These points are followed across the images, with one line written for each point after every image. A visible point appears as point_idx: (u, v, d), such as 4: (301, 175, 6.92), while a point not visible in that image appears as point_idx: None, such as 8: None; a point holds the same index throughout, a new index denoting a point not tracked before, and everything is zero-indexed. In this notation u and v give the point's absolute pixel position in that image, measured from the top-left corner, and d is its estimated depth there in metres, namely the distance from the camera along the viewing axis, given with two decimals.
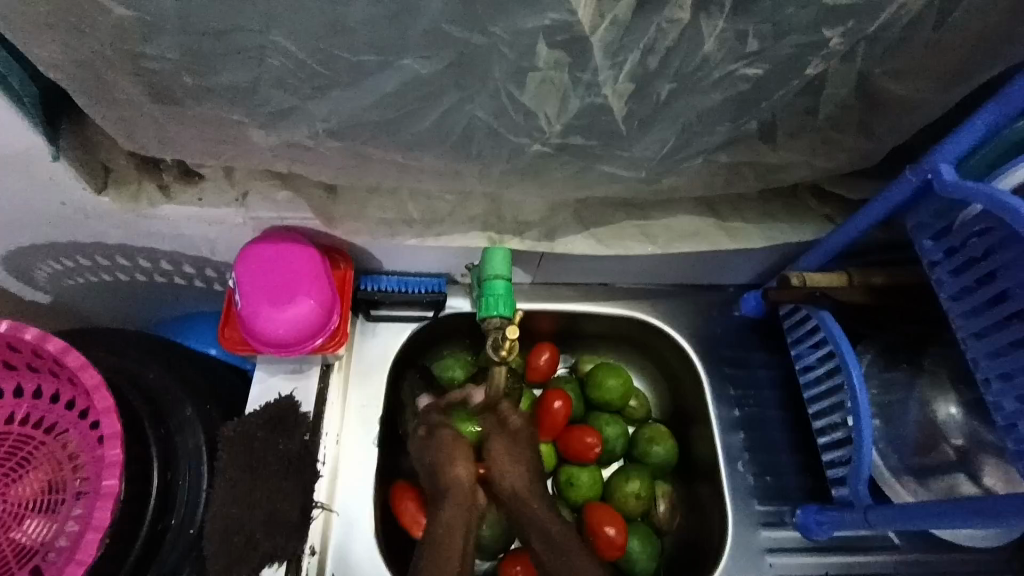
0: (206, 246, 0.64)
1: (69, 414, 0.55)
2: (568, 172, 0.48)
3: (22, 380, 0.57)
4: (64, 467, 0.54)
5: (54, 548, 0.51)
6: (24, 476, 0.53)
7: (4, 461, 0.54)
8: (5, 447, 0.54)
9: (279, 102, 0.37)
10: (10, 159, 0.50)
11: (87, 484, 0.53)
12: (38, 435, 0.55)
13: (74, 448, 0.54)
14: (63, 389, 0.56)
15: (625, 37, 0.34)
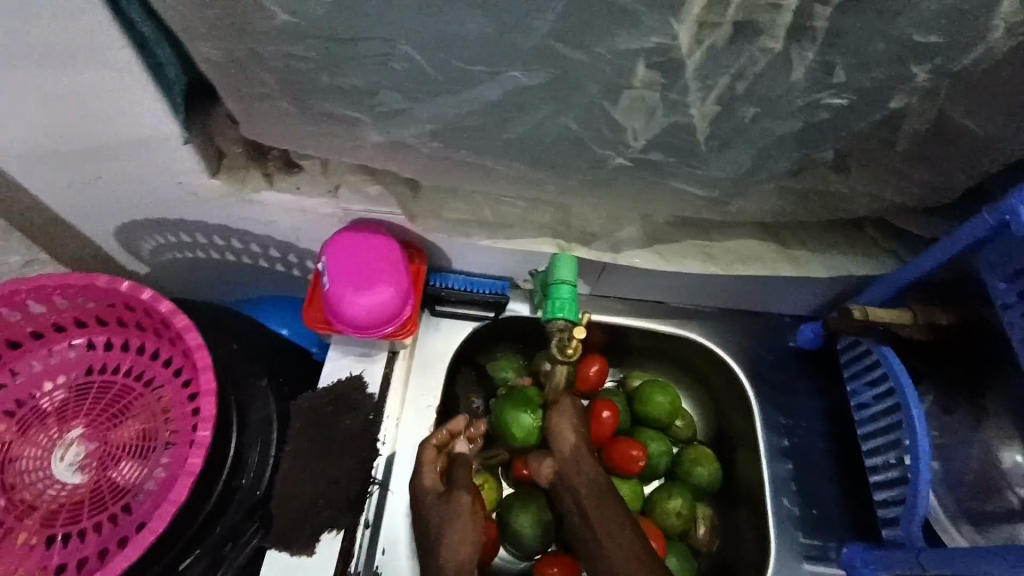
0: (294, 233, 0.70)
1: (165, 371, 0.62)
2: (644, 186, 0.50)
3: (128, 337, 0.63)
4: (157, 418, 0.60)
5: (147, 490, 0.57)
6: (125, 422, 0.60)
7: (111, 406, 0.61)
8: (112, 394, 0.61)
9: (394, 103, 0.42)
10: (145, 142, 0.57)
11: (175, 436, 0.58)
12: (140, 387, 0.61)
13: (167, 402, 0.60)
14: (162, 348, 0.62)
15: (718, 63, 0.37)
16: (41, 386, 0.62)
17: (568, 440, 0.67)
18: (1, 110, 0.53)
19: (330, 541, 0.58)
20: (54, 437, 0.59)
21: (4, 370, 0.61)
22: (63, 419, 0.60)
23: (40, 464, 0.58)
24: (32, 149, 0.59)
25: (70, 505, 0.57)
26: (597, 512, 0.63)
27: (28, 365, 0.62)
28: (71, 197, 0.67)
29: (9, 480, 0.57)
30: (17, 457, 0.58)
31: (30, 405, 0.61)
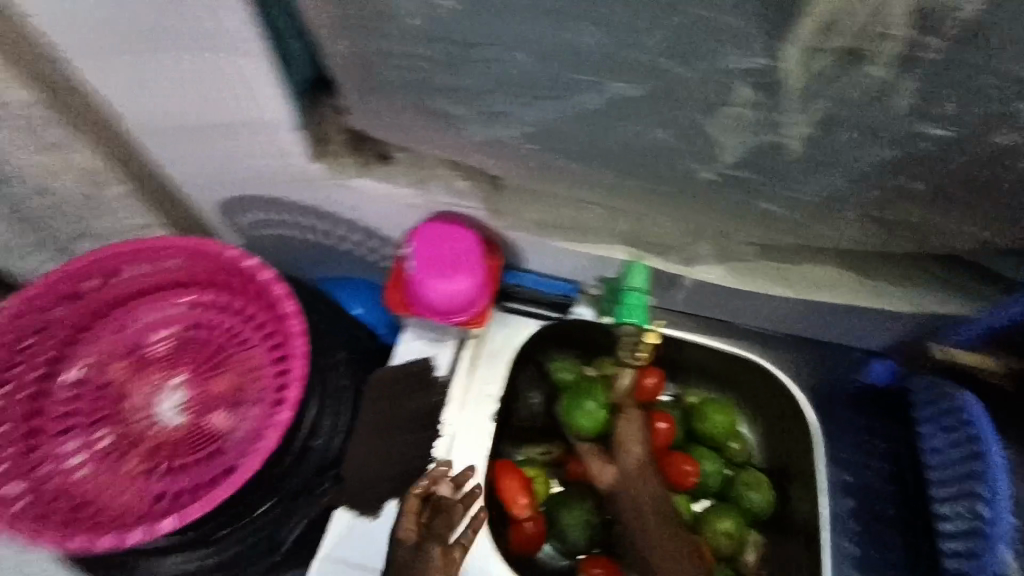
0: (379, 221, 0.75)
1: (258, 334, 0.68)
2: (727, 202, 0.51)
3: (227, 299, 0.70)
4: (248, 375, 0.66)
5: (235, 439, 0.63)
6: (221, 375, 0.66)
7: (210, 359, 0.67)
8: (212, 348, 0.68)
9: (500, 105, 0.45)
10: (265, 126, 0.64)
11: (263, 393, 0.64)
12: (236, 346, 0.68)
13: (258, 361, 0.66)
14: (256, 312, 0.68)
15: (820, 86, 0.38)
16: (151, 334, 0.69)
17: (636, 452, 0.66)
18: (153, 87, 0.61)
19: (393, 509, 0.62)
20: (160, 380, 0.67)
21: (124, 316, 0.69)
22: (168, 366, 0.67)
23: (147, 403, 0.65)
24: (170, 124, 0.66)
25: (171, 443, 0.64)
26: (659, 530, 0.63)
27: (142, 314, 0.69)
28: (192, 169, 0.74)
29: (121, 413, 0.65)
30: (128, 395, 0.66)
31: (141, 350, 0.68)
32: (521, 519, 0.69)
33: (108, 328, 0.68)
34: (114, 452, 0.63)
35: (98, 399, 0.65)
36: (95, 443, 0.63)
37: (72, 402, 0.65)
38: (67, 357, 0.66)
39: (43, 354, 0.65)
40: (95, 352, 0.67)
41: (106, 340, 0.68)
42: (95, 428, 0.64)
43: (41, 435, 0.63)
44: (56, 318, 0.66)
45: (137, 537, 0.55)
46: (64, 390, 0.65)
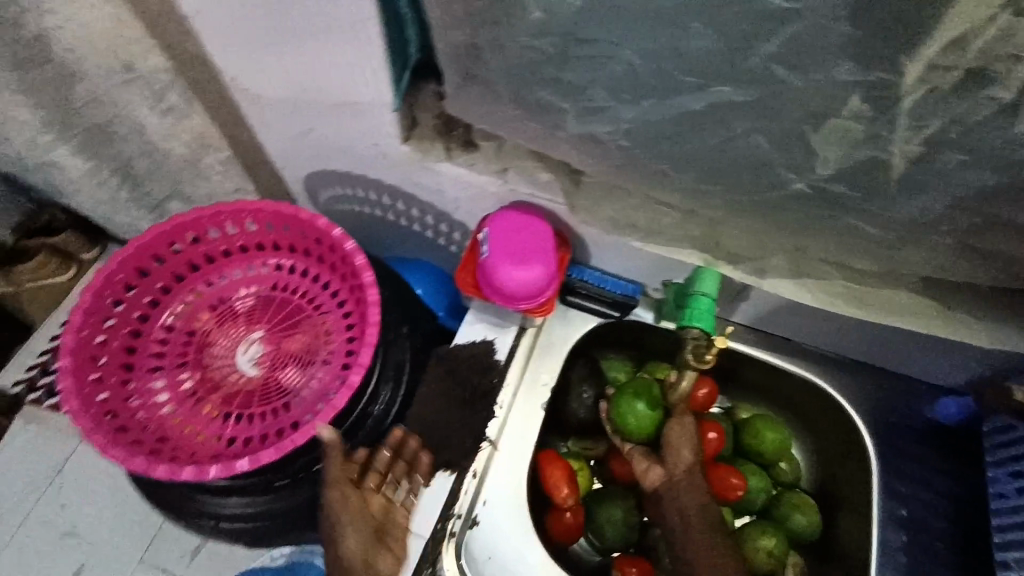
0: (453, 204, 0.77)
1: (332, 301, 0.72)
2: (814, 215, 0.52)
3: (306, 265, 0.74)
4: (321, 338, 0.70)
5: (305, 396, 0.67)
6: (295, 335, 0.71)
7: (286, 319, 0.72)
8: (289, 309, 0.72)
9: (601, 100, 0.47)
10: (363, 105, 0.67)
11: (332, 356, 0.68)
12: (314, 311, 0.72)
13: (330, 326, 0.70)
14: (332, 280, 0.72)
15: (936, 106, 0.38)
16: (239, 291, 0.74)
17: (685, 457, 0.63)
18: (267, 60, 0.65)
19: (443, 480, 0.65)
20: (243, 334, 0.72)
21: (214, 272, 0.74)
22: (251, 322, 0.72)
23: (230, 353, 0.71)
24: (276, 96, 0.71)
25: (245, 392, 0.68)
26: (702, 538, 0.60)
27: (232, 271, 0.74)
28: (287, 140, 0.79)
29: (206, 360, 0.70)
30: (214, 343, 0.71)
31: (228, 304, 0.73)
32: (562, 509, 0.69)
33: (201, 280, 0.74)
34: (197, 393, 0.69)
35: (189, 344, 0.71)
36: (182, 384, 0.69)
37: (165, 344, 0.71)
38: (163, 302, 0.72)
39: (143, 297, 0.71)
40: (189, 301, 0.73)
41: (199, 291, 0.73)
42: (183, 370, 0.70)
43: (134, 370, 0.69)
44: (158, 266, 0.71)
45: (212, 473, 0.59)
46: (158, 332, 0.71)
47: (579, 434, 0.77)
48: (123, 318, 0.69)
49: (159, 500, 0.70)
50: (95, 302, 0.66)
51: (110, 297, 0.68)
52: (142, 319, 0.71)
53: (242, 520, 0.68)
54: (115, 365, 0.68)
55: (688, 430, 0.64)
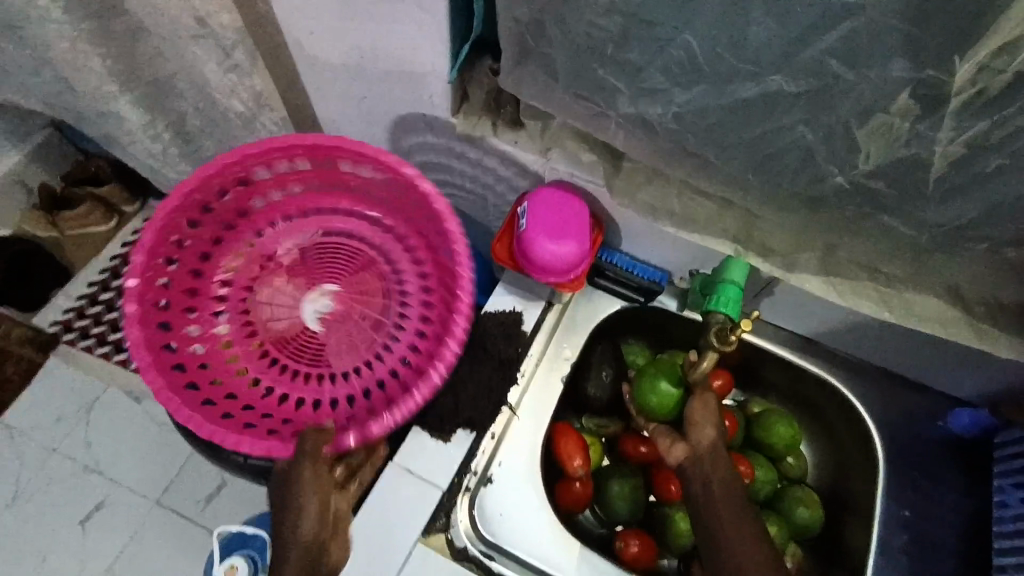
0: (493, 180, 0.80)
1: (417, 280, 0.75)
2: (849, 212, 0.54)
3: (393, 230, 0.75)
4: (396, 312, 0.74)
5: (370, 367, 0.73)
6: (374, 302, 0.75)
7: (367, 282, 0.76)
8: (371, 274, 0.76)
9: (656, 83, 0.49)
10: (420, 76, 0.70)
11: (408, 340, 0.73)
12: (395, 285, 0.75)
13: (411, 303, 0.74)
14: (422, 255, 0.74)
15: (981, 108, 0.40)
16: (297, 236, 0.75)
17: (708, 432, 0.64)
18: (334, 27, 0.69)
19: (463, 437, 0.68)
20: (308, 284, 0.76)
21: (306, 211, 0.75)
22: (319, 275, 0.76)
23: (294, 302, 0.75)
24: (336, 62, 0.74)
25: (314, 348, 0.74)
26: (726, 511, 0.59)
27: (298, 216, 0.75)
28: (340, 106, 0.83)
29: (265, 300, 0.74)
30: (277, 290, 0.75)
31: (290, 248, 0.75)
32: (572, 479, 0.72)
33: (267, 220, 0.74)
34: (260, 335, 0.74)
35: (252, 283, 0.74)
36: (244, 320, 0.74)
37: (231, 283, 0.74)
38: (226, 239, 0.73)
39: (210, 230, 0.70)
40: (257, 240, 0.75)
41: (264, 232, 0.75)
42: (242, 305, 0.74)
43: (198, 301, 0.72)
44: (222, 202, 0.69)
45: (252, 449, 0.61)
46: (233, 256, 0.74)
47: (595, 412, 0.77)
48: (186, 252, 0.69)
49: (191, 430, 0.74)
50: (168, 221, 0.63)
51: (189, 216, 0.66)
52: (205, 251, 0.72)
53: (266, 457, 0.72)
54: (179, 294, 0.69)
55: (711, 410, 0.65)
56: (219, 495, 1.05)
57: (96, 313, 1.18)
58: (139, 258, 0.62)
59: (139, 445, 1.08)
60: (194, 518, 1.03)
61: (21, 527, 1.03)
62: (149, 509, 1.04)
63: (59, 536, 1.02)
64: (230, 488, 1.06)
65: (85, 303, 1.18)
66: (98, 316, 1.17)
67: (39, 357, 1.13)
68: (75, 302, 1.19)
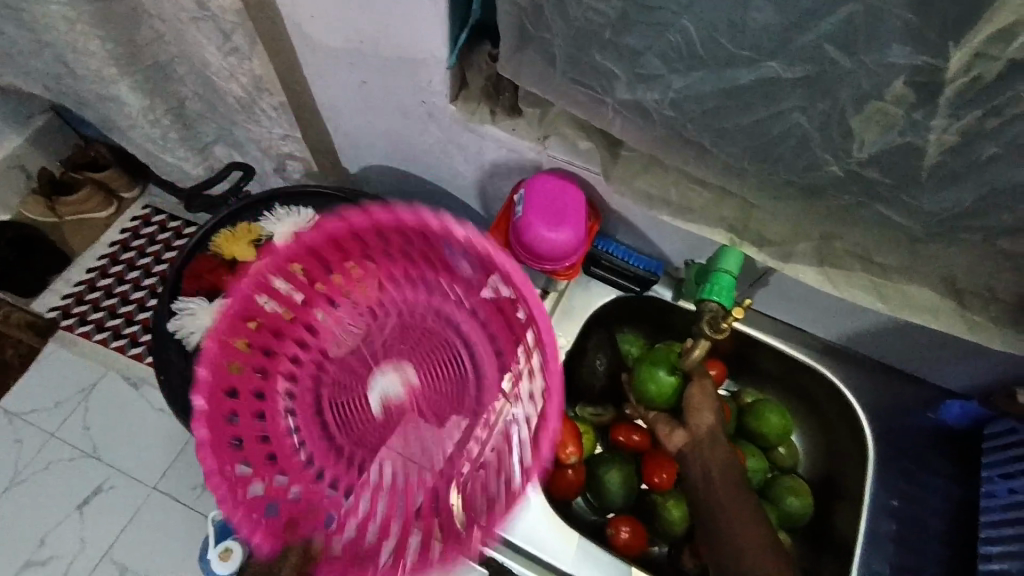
0: (491, 168, 0.80)
1: (487, 348, 0.64)
2: (843, 202, 0.54)
3: (472, 299, 0.64)
4: (462, 381, 0.65)
5: (450, 472, 0.60)
6: (417, 364, 0.66)
7: (421, 339, 0.67)
8: (432, 340, 0.66)
9: (654, 68, 0.49)
10: (419, 61, 0.70)
11: (469, 412, 0.63)
12: (457, 348, 0.65)
13: (473, 368, 0.65)
14: (498, 331, 0.63)
15: (976, 96, 0.40)
16: (347, 325, 0.67)
17: (707, 419, 0.65)
18: (333, 11, 0.68)
19: None
20: (383, 354, 0.66)
21: (394, 288, 0.66)
22: (399, 351, 0.67)
23: (354, 383, 0.66)
24: (335, 46, 0.74)
25: (375, 427, 0.64)
26: (727, 493, 0.61)
27: (353, 332, 0.67)
28: (338, 92, 0.82)
29: (331, 376, 0.66)
30: (334, 359, 0.66)
31: (339, 336, 0.66)
32: (566, 465, 0.73)
33: (339, 292, 0.65)
34: (326, 431, 0.64)
35: (325, 360, 0.66)
36: (309, 407, 0.64)
37: (296, 378, 0.65)
38: (288, 331, 0.64)
39: (278, 320, 0.63)
40: (319, 322, 0.65)
41: (358, 301, 0.66)
42: (307, 385, 0.65)
43: (268, 404, 0.62)
44: (311, 284, 0.64)
45: (260, 547, 0.54)
46: (297, 342, 0.65)
47: (590, 400, 0.78)
48: (272, 363, 0.63)
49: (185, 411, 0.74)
50: (222, 349, 0.57)
51: (268, 302, 0.61)
52: (280, 365, 0.64)
53: None
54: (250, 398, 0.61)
55: (711, 396, 0.66)
56: None
57: (94, 299, 1.18)
58: (204, 373, 0.56)
59: (138, 430, 1.09)
60: (191, 504, 1.04)
61: (19, 508, 1.03)
62: (147, 494, 1.04)
63: (57, 518, 1.03)
64: None
65: (83, 289, 1.19)
66: (95, 302, 1.18)
67: (39, 342, 1.14)
68: (73, 288, 1.19)
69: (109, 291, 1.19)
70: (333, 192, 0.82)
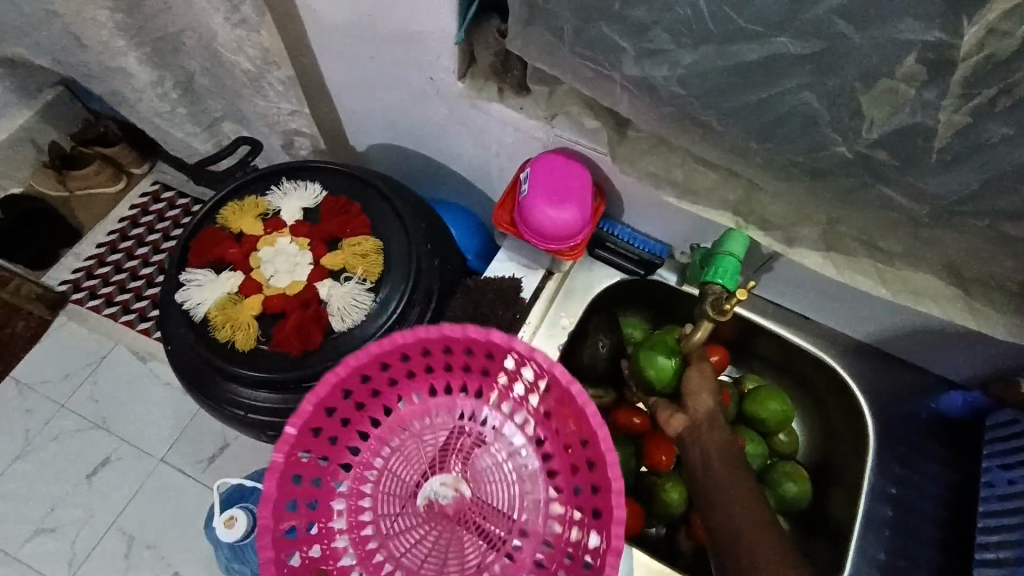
0: (498, 147, 0.80)
1: (534, 460, 0.64)
2: (849, 184, 0.54)
3: (534, 413, 0.64)
4: (502, 486, 0.64)
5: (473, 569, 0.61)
6: (469, 459, 0.66)
7: (475, 433, 0.66)
8: (482, 437, 0.66)
9: (661, 43, 0.49)
10: (427, 37, 0.70)
11: (503, 522, 0.63)
12: (506, 452, 0.65)
13: (518, 476, 0.64)
14: (551, 445, 0.63)
15: (988, 74, 0.41)
16: (436, 415, 0.66)
17: (705, 400, 0.65)
18: None
19: None
20: (441, 446, 0.65)
21: (486, 390, 0.65)
22: (460, 453, 0.66)
23: (406, 473, 0.65)
24: (343, 20, 0.74)
25: (407, 518, 0.63)
26: (726, 474, 0.59)
27: (440, 418, 0.66)
28: (347, 68, 0.82)
29: (387, 461, 0.65)
30: (403, 445, 0.65)
31: (425, 423, 0.66)
32: None
33: (433, 383, 0.65)
34: (369, 499, 0.63)
35: (389, 443, 0.65)
36: (364, 474, 0.64)
37: (364, 447, 0.64)
38: (383, 394, 0.64)
39: (384, 382, 0.63)
40: (408, 403, 0.65)
41: (434, 393, 0.66)
42: (373, 457, 0.64)
43: (337, 449, 0.62)
44: (404, 363, 0.62)
45: None
46: (381, 413, 0.64)
47: (590, 381, 0.79)
48: (357, 418, 0.63)
49: (190, 382, 0.75)
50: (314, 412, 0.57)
51: (365, 373, 0.61)
52: (363, 426, 0.64)
53: (269, 414, 0.73)
54: (325, 440, 0.61)
55: (709, 376, 0.67)
56: (221, 455, 1.07)
57: (104, 273, 1.19)
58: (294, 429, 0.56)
59: (144, 402, 1.11)
60: (196, 477, 1.06)
61: (30, 475, 1.06)
62: (154, 466, 1.06)
63: (65, 488, 1.05)
64: (234, 448, 1.08)
65: (93, 263, 1.20)
66: (105, 276, 1.19)
67: (49, 314, 1.16)
68: (83, 261, 1.21)
69: (119, 266, 1.20)
70: (340, 169, 0.82)
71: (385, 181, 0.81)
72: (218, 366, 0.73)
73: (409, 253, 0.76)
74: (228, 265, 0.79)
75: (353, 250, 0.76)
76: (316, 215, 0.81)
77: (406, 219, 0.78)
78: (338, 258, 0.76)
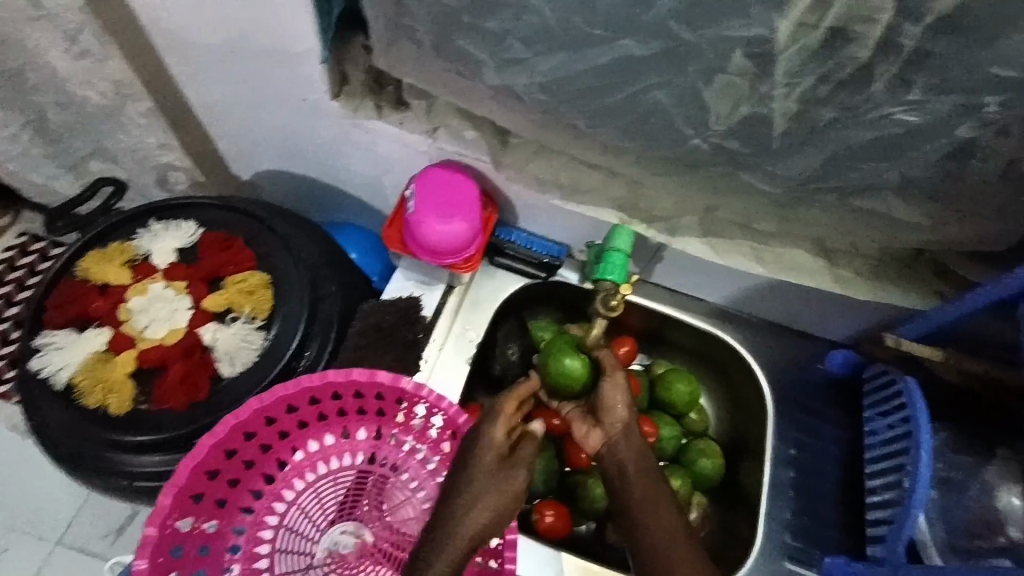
0: (386, 164, 0.77)
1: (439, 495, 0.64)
2: (716, 173, 0.57)
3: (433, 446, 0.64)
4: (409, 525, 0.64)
5: None
6: (374, 503, 0.65)
7: (378, 472, 0.65)
8: (384, 477, 0.65)
9: (517, 52, 0.49)
10: (292, 57, 0.66)
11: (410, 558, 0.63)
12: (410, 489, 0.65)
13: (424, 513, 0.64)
14: None
15: (806, 63, 0.45)
16: (336, 461, 0.64)
17: (620, 414, 0.63)
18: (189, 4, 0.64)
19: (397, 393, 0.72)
20: (341, 491, 0.64)
21: (384, 429, 0.65)
22: (365, 497, 0.65)
23: (307, 526, 0.63)
24: (198, 43, 0.69)
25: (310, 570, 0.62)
26: (640, 482, 0.61)
27: (341, 462, 0.64)
28: (212, 93, 0.77)
29: (283, 518, 0.62)
30: (301, 498, 0.63)
31: (324, 471, 0.64)
32: None
33: (329, 430, 0.64)
34: (265, 559, 0.61)
35: (284, 499, 0.63)
36: (259, 533, 0.61)
37: (255, 507, 0.61)
38: (275, 448, 0.62)
39: (274, 435, 0.61)
40: (304, 452, 0.63)
41: (329, 440, 0.64)
42: (268, 514, 0.62)
43: (227, 511, 0.60)
44: (291, 414, 0.61)
45: None
46: (272, 467, 0.62)
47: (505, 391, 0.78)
48: (247, 476, 0.61)
49: (62, 457, 0.66)
50: (190, 477, 0.55)
51: (246, 430, 0.59)
52: (255, 483, 0.61)
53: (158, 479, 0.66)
54: (208, 504, 0.59)
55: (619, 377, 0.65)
56: (131, 526, 0.96)
57: None
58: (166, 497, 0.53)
59: (29, 482, 0.97)
60: (101, 554, 0.94)
61: None
62: (50, 550, 0.94)
63: None
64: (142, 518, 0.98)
65: None
66: None
67: None
68: None
69: None
70: (215, 201, 0.76)
71: (266, 211, 0.76)
72: (90, 433, 0.65)
73: (301, 283, 0.71)
74: (94, 321, 0.71)
75: (238, 288, 0.71)
76: (194, 253, 0.75)
77: (294, 246, 0.74)
78: (222, 298, 0.71)
